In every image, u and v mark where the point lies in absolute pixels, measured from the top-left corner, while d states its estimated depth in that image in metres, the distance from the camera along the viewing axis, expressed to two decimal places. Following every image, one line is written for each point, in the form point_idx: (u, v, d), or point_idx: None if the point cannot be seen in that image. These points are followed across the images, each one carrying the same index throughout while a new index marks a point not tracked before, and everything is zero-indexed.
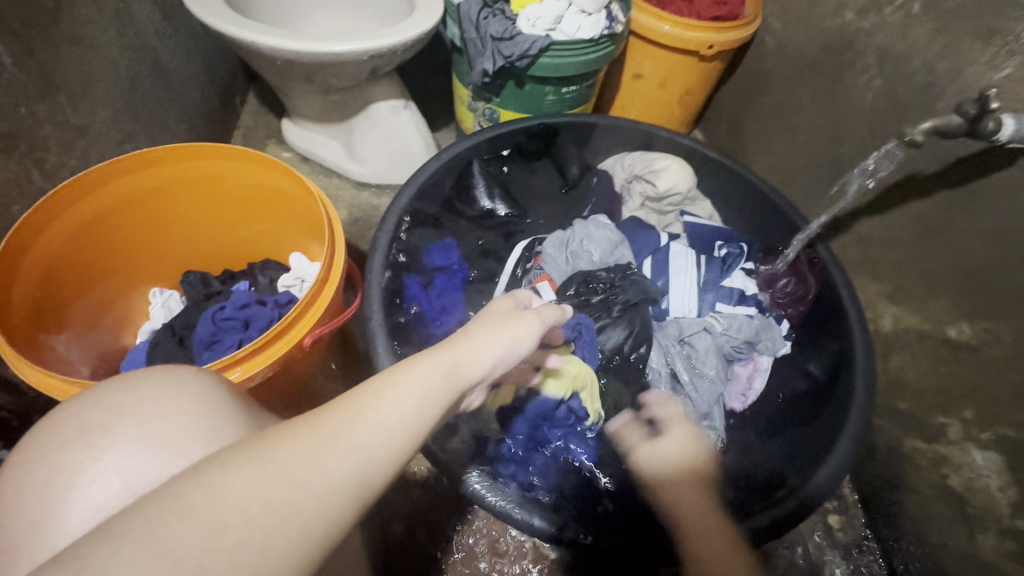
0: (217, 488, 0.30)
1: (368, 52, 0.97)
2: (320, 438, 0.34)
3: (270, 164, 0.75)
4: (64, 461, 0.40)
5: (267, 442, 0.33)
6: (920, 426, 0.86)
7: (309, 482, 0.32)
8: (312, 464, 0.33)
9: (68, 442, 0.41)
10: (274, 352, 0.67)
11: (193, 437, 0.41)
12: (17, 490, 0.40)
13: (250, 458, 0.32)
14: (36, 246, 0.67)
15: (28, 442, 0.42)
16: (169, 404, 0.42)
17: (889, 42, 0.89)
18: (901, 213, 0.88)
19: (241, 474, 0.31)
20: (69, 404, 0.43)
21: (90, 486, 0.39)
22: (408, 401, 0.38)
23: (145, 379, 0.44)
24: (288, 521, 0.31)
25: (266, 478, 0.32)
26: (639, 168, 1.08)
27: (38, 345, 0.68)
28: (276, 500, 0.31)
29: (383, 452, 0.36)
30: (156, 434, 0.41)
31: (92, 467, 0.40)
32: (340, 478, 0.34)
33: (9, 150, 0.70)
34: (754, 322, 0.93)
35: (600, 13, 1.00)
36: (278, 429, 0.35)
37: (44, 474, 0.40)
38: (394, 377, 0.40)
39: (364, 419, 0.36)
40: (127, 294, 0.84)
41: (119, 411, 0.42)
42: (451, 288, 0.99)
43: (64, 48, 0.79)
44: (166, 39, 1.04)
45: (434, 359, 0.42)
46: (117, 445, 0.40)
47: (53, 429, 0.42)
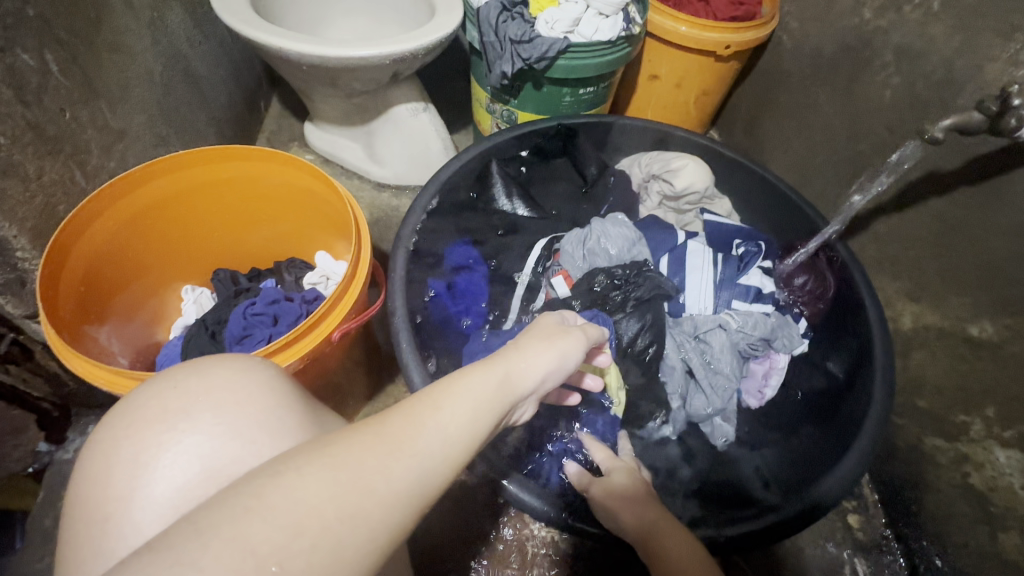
0: (296, 488, 0.33)
1: (390, 56, 1.00)
2: (385, 446, 0.37)
3: (299, 165, 0.78)
4: (138, 442, 0.43)
5: (338, 446, 0.36)
6: (940, 424, 0.85)
7: (376, 488, 0.35)
8: (379, 470, 0.36)
9: (141, 425, 0.44)
10: (305, 346, 0.70)
11: (257, 426, 0.44)
12: (102, 466, 0.42)
13: (323, 462, 0.35)
14: (80, 244, 0.70)
15: (109, 421, 0.45)
16: (234, 393, 0.45)
17: (908, 40, 0.89)
18: (920, 211, 0.88)
19: (316, 476, 0.34)
20: (146, 388, 0.46)
21: (172, 465, 0.42)
22: (463, 416, 0.42)
23: (212, 368, 0.47)
24: (357, 526, 0.33)
25: (339, 482, 0.34)
26: (656, 168, 1.09)
27: (83, 337, 0.71)
28: (348, 505, 0.34)
29: (442, 463, 0.39)
30: (232, 420, 0.44)
31: (173, 448, 0.42)
32: (404, 487, 0.36)
33: (55, 153, 0.74)
34: (770, 320, 0.93)
35: (618, 15, 1.01)
36: (347, 434, 0.38)
37: (128, 452, 0.43)
38: (450, 391, 0.43)
39: (426, 431, 0.40)
40: (162, 291, 0.88)
41: (196, 396, 0.45)
42: (472, 288, 1.01)
43: (104, 56, 0.83)
44: (196, 46, 1.08)
45: (487, 375, 0.47)
46: (195, 428, 0.43)
47: (132, 410, 0.44)
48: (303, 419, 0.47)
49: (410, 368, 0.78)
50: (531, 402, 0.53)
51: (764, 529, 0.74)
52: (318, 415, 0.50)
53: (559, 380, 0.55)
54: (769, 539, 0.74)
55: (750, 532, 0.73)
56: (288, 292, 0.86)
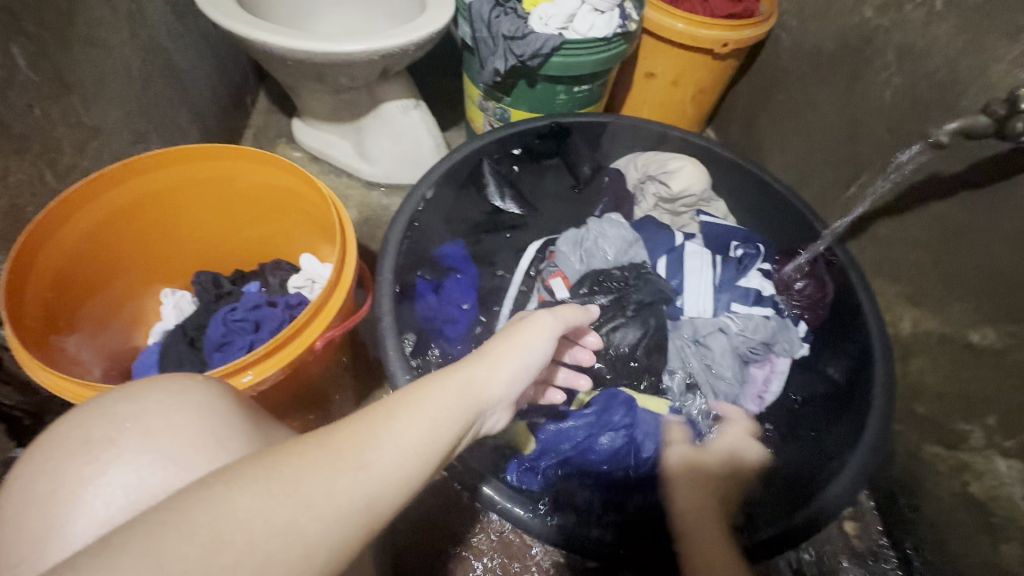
0: (220, 505, 0.29)
1: (379, 51, 0.96)
2: (329, 456, 0.34)
3: (281, 165, 0.75)
4: (55, 479, 0.39)
5: (274, 458, 0.33)
6: (940, 431, 0.84)
7: (312, 502, 0.32)
8: (319, 480, 0.33)
9: (62, 459, 0.40)
10: (284, 357, 0.66)
11: (188, 450, 0.40)
12: (19, 505, 0.39)
13: (257, 476, 0.31)
14: (47, 248, 0.67)
15: (32, 452, 0.41)
16: (165, 418, 0.41)
17: (910, 39, 0.87)
18: (922, 214, 0.86)
19: (247, 491, 0.30)
20: (69, 417, 0.42)
21: (94, 501, 0.38)
22: (420, 425, 0.40)
23: (143, 390, 0.43)
24: (289, 543, 0.30)
25: (271, 497, 0.31)
26: (653, 168, 1.06)
27: (52, 346, 0.68)
28: (281, 517, 0.30)
29: (393, 476, 0.36)
30: (161, 448, 0.40)
31: (97, 481, 0.38)
32: (344, 501, 0.33)
33: (23, 151, 0.70)
34: (770, 323, 0.92)
35: (614, 12, 0.99)
36: (293, 442, 0.35)
37: (48, 488, 0.39)
38: (409, 399, 0.41)
39: (376, 441, 0.36)
40: (139, 295, 0.85)
41: (123, 422, 0.41)
42: (460, 292, 0.98)
43: (77, 50, 0.79)
44: (178, 39, 1.05)
45: (451, 382, 0.45)
46: (121, 458, 0.39)
47: (56, 442, 0.41)
48: (247, 440, 0.42)
49: (401, 380, 0.75)
50: (501, 409, 0.53)
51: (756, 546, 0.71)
52: (266, 430, 0.45)
53: (527, 379, 0.55)
54: (758, 555, 0.71)
55: (761, 543, 0.71)
56: (272, 297, 0.83)
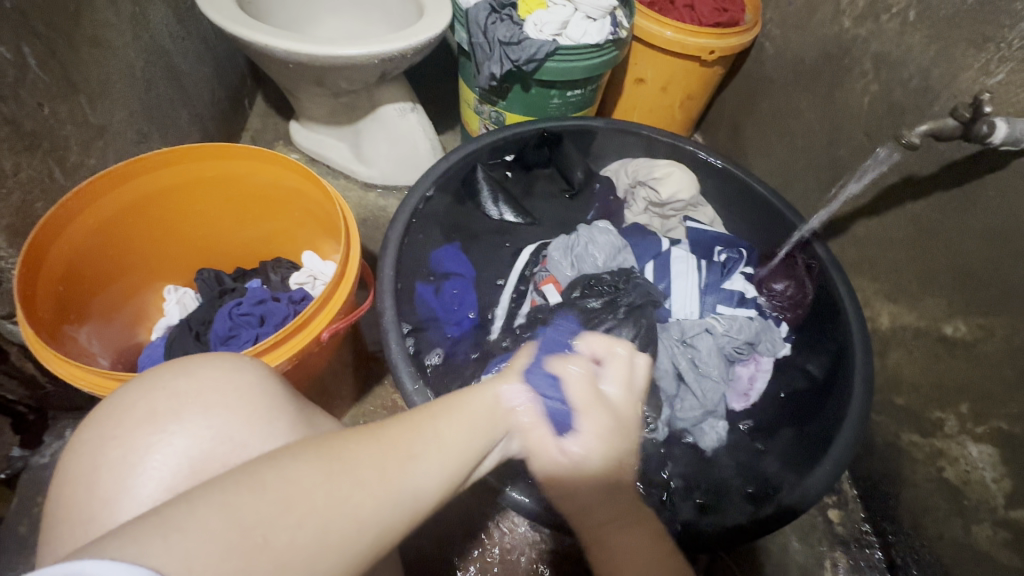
0: (289, 473, 0.32)
1: (379, 55, 1.00)
2: (384, 447, 0.37)
3: (287, 164, 0.78)
4: (122, 445, 0.41)
5: (335, 443, 0.36)
6: (917, 420, 0.88)
7: (367, 481, 0.34)
8: (374, 465, 0.35)
9: (127, 425, 0.42)
10: (292, 347, 0.69)
11: (246, 427, 0.42)
12: (85, 468, 0.41)
13: (319, 453, 0.35)
14: (59, 241, 0.68)
15: (95, 419, 0.43)
16: (222, 395, 0.43)
17: (885, 48, 0.92)
18: (897, 214, 0.90)
19: (311, 464, 0.34)
20: (132, 385, 0.44)
21: (160, 467, 0.40)
22: (461, 428, 0.43)
23: (201, 366, 0.45)
24: (345, 515, 0.32)
25: (332, 470, 0.34)
26: (643, 174, 1.10)
27: (62, 336, 0.70)
28: (341, 493, 0.33)
29: (437, 472, 0.38)
30: (222, 422, 0.42)
31: (162, 449, 0.41)
32: (395, 487, 0.35)
33: (33, 149, 0.72)
34: (754, 324, 0.95)
35: (605, 19, 1.03)
36: (351, 430, 0.38)
37: (114, 453, 0.41)
38: (451, 404, 0.45)
39: (424, 437, 0.40)
40: (143, 291, 0.86)
41: (183, 397, 0.43)
42: (460, 291, 1.01)
43: (85, 51, 0.81)
44: (178, 41, 1.06)
45: (489, 394, 0.49)
46: (184, 429, 0.41)
47: (122, 409, 0.42)
48: (295, 421, 0.45)
49: (404, 372, 0.78)
50: (532, 426, 0.56)
51: (757, 524, 0.75)
52: (308, 413, 0.48)
53: None
54: (761, 532, 0.75)
55: (759, 521, 0.75)
56: (275, 292, 0.85)
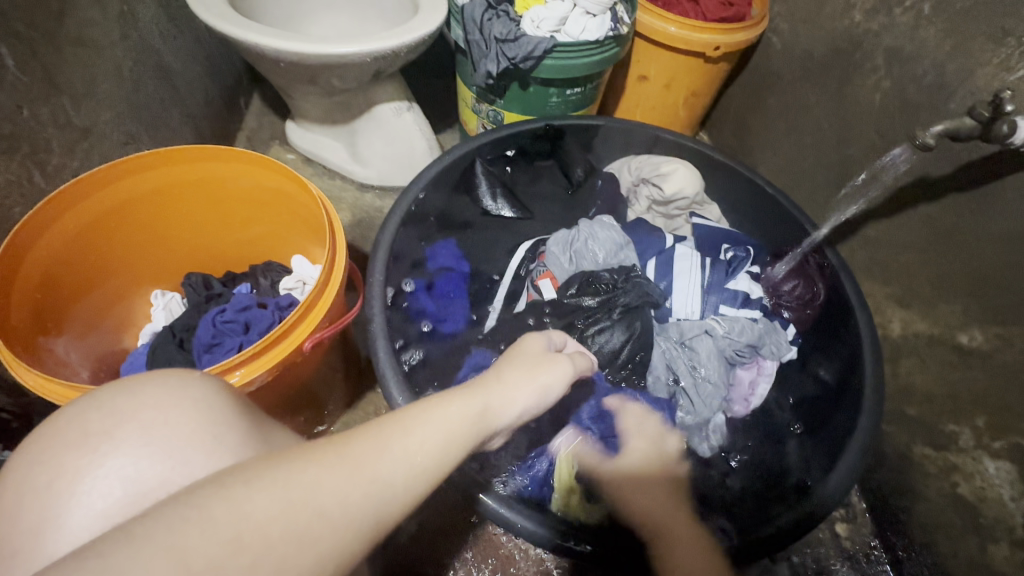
0: (244, 503, 0.30)
1: (371, 53, 0.97)
2: (348, 467, 0.35)
3: (273, 166, 0.75)
4: (53, 470, 0.38)
5: (299, 465, 0.33)
6: (929, 433, 0.84)
7: (330, 510, 0.32)
8: (337, 490, 0.33)
9: (58, 449, 0.39)
10: (275, 355, 0.66)
11: (188, 445, 0.39)
12: (14, 497, 0.38)
13: (276, 476, 0.32)
14: (35, 248, 0.66)
15: (29, 443, 0.40)
16: (164, 411, 0.40)
17: (899, 43, 0.88)
18: (911, 216, 0.86)
19: (268, 491, 0.31)
20: (72, 406, 0.41)
21: (91, 492, 0.37)
22: (438, 442, 0.41)
23: (143, 382, 0.42)
24: (306, 550, 0.30)
25: (290, 498, 0.31)
26: (647, 171, 1.06)
27: (38, 346, 0.68)
28: (299, 526, 0.31)
29: (405, 491, 0.36)
30: (162, 440, 0.39)
31: (94, 473, 0.38)
32: (359, 515, 0.33)
33: (11, 151, 0.70)
34: (757, 326, 0.91)
35: (605, 15, 0.99)
36: (316, 445, 0.36)
37: (44, 480, 0.38)
38: (428, 414, 0.42)
39: (393, 454, 0.37)
40: (129, 297, 0.84)
41: (122, 416, 0.40)
42: (455, 288, 0.98)
43: (67, 51, 0.79)
44: (169, 41, 1.05)
45: (464, 402, 0.46)
46: (120, 451, 0.38)
47: (52, 433, 0.40)
48: (246, 436, 0.41)
49: (389, 377, 0.75)
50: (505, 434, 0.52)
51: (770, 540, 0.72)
52: (264, 425, 0.45)
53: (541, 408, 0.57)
54: (774, 548, 0.72)
55: (768, 537, 0.72)
56: (262, 297, 0.83)
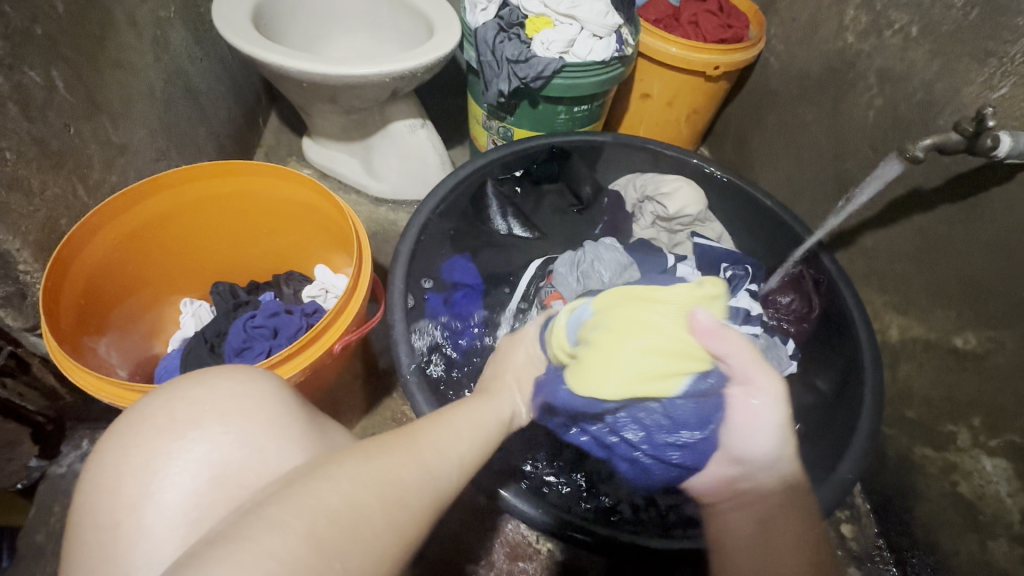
0: (350, 484, 0.38)
1: (390, 74, 1.02)
2: (413, 459, 0.44)
3: (302, 181, 0.80)
4: (143, 452, 0.41)
5: (378, 459, 0.42)
6: (928, 433, 0.87)
7: (408, 493, 0.41)
8: (409, 476, 0.42)
9: (146, 434, 0.42)
10: (306, 358, 0.70)
11: (264, 434, 0.43)
12: (108, 475, 0.41)
13: (364, 466, 0.40)
14: (81, 256, 0.71)
15: (115, 430, 0.43)
16: (240, 402, 0.45)
17: (889, 63, 0.93)
18: (905, 226, 0.91)
19: (364, 475, 0.40)
20: (154, 398, 0.45)
21: (182, 472, 0.40)
22: (466, 442, 0.52)
23: (218, 376, 0.46)
24: (398, 524, 0.39)
25: (380, 484, 0.40)
26: (650, 189, 1.11)
27: (82, 348, 0.71)
28: (391, 504, 0.39)
29: (453, 479, 0.47)
30: (239, 429, 0.43)
31: (182, 455, 0.41)
32: (427, 495, 0.43)
33: (58, 167, 0.75)
34: (758, 343, 0.94)
35: (611, 37, 1.05)
36: (381, 442, 0.44)
37: (136, 460, 0.41)
38: (452, 421, 0.54)
39: (441, 450, 0.48)
40: (160, 303, 0.88)
41: (203, 404, 0.44)
42: (467, 304, 1.01)
43: (108, 73, 0.84)
44: (197, 62, 1.10)
45: (475, 412, 0.58)
46: (204, 435, 0.42)
47: (140, 419, 0.43)
48: (307, 429, 0.46)
49: (411, 384, 0.79)
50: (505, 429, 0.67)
51: None
52: (319, 420, 0.49)
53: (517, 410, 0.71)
54: None
55: None
56: (288, 305, 0.87)
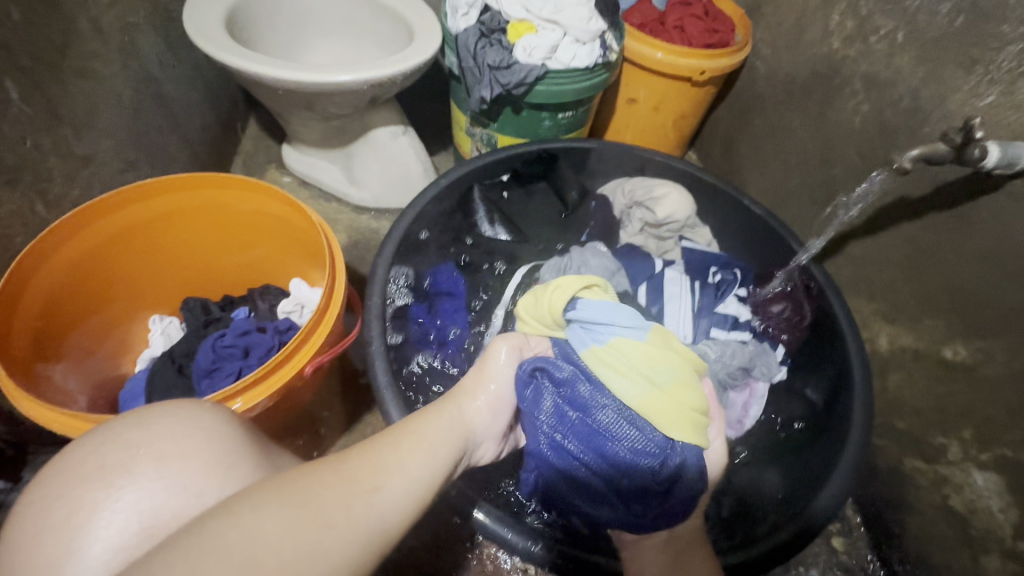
0: (254, 524, 0.33)
1: (367, 82, 0.99)
2: (348, 482, 0.39)
3: (274, 194, 0.77)
4: (68, 504, 0.40)
5: (303, 488, 0.37)
6: (919, 446, 0.86)
7: (334, 522, 0.36)
8: (339, 502, 0.37)
9: (73, 484, 0.41)
10: (275, 381, 0.67)
11: (201, 477, 0.41)
12: (30, 531, 0.39)
13: (281, 500, 0.36)
14: (36, 279, 0.67)
15: (41, 481, 0.42)
16: (178, 443, 0.43)
17: (875, 69, 0.92)
18: (893, 234, 0.89)
19: (276, 513, 0.35)
20: (85, 442, 0.43)
21: (108, 525, 0.39)
22: (422, 456, 0.47)
23: (157, 416, 0.44)
24: (318, 562, 0.34)
25: (298, 518, 0.35)
26: (639, 195, 1.08)
27: (37, 375, 0.68)
28: (310, 538, 0.34)
29: (402, 501, 0.42)
30: (175, 473, 0.41)
31: (111, 506, 0.39)
32: (362, 523, 0.37)
33: (14, 182, 0.71)
34: (747, 348, 0.93)
35: (595, 42, 1.03)
36: (311, 467, 0.40)
37: (59, 515, 0.39)
38: (409, 434, 0.49)
39: (385, 470, 0.43)
40: (126, 322, 0.85)
41: (137, 448, 0.42)
42: (452, 312, 0.99)
43: (70, 82, 0.81)
44: (169, 69, 1.07)
45: (440, 425, 0.54)
46: (136, 483, 0.40)
47: (68, 468, 0.41)
48: (255, 466, 0.44)
49: (388, 401, 0.75)
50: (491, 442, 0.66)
51: (775, 548, 0.73)
52: (270, 456, 0.47)
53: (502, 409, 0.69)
54: (783, 555, 0.73)
55: (782, 544, 0.74)
56: (261, 321, 0.83)
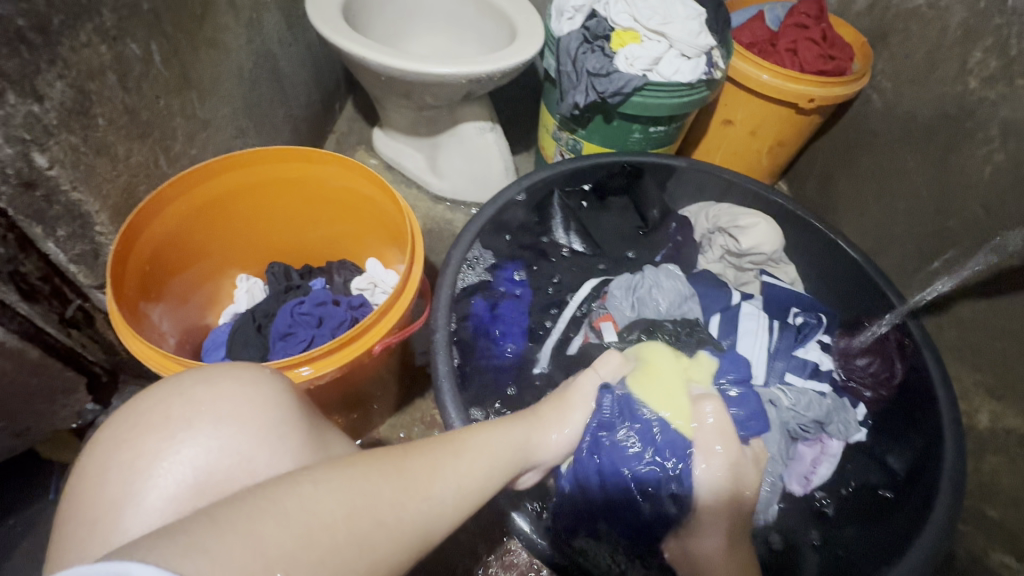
0: (310, 498, 0.36)
1: (466, 76, 1.01)
2: (403, 481, 0.42)
3: (365, 174, 0.80)
4: (134, 448, 0.43)
5: (363, 475, 0.40)
6: (1013, 540, 0.76)
7: (386, 517, 0.39)
8: (390, 498, 0.40)
9: (140, 430, 0.44)
10: (345, 356, 0.69)
11: (256, 441, 0.44)
12: (99, 468, 0.43)
13: (338, 481, 0.39)
14: (151, 226, 0.73)
15: (113, 423, 0.45)
16: (237, 404, 0.45)
17: (1018, 115, 0.83)
18: (1013, 301, 0.80)
19: (331, 494, 0.37)
20: (155, 390, 0.47)
21: (167, 474, 0.42)
22: (476, 471, 0.49)
23: (223, 376, 0.47)
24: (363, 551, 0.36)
25: (351, 503, 0.38)
26: (725, 220, 1.03)
27: (140, 314, 0.74)
28: (360, 527, 0.37)
29: (452, 508, 0.44)
30: (230, 435, 0.44)
31: (171, 457, 0.42)
32: (407, 525, 0.40)
33: (144, 137, 0.78)
34: (825, 402, 0.85)
35: (701, 58, 0.99)
36: (371, 456, 0.43)
37: (126, 457, 0.43)
38: (468, 446, 0.51)
39: (441, 477, 0.45)
40: (217, 277, 0.91)
41: (200, 405, 0.45)
42: (515, 315, 0.98)
43: (202, 51, 0.87)
44: (285, 47, 1.14)
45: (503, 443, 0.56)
46: (196, 439, 0.43)
47: (138, 414, 0.45)
48: (304, 441, 0.46)
49: (445, 391, 0.76)
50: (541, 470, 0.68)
51: None
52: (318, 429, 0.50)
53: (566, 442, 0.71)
54: None
55: None
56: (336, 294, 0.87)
